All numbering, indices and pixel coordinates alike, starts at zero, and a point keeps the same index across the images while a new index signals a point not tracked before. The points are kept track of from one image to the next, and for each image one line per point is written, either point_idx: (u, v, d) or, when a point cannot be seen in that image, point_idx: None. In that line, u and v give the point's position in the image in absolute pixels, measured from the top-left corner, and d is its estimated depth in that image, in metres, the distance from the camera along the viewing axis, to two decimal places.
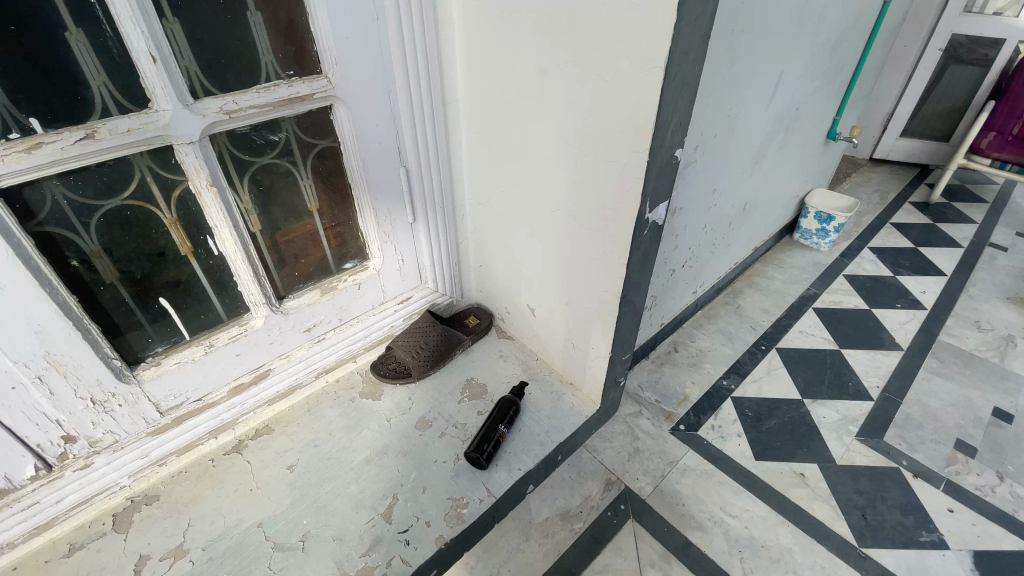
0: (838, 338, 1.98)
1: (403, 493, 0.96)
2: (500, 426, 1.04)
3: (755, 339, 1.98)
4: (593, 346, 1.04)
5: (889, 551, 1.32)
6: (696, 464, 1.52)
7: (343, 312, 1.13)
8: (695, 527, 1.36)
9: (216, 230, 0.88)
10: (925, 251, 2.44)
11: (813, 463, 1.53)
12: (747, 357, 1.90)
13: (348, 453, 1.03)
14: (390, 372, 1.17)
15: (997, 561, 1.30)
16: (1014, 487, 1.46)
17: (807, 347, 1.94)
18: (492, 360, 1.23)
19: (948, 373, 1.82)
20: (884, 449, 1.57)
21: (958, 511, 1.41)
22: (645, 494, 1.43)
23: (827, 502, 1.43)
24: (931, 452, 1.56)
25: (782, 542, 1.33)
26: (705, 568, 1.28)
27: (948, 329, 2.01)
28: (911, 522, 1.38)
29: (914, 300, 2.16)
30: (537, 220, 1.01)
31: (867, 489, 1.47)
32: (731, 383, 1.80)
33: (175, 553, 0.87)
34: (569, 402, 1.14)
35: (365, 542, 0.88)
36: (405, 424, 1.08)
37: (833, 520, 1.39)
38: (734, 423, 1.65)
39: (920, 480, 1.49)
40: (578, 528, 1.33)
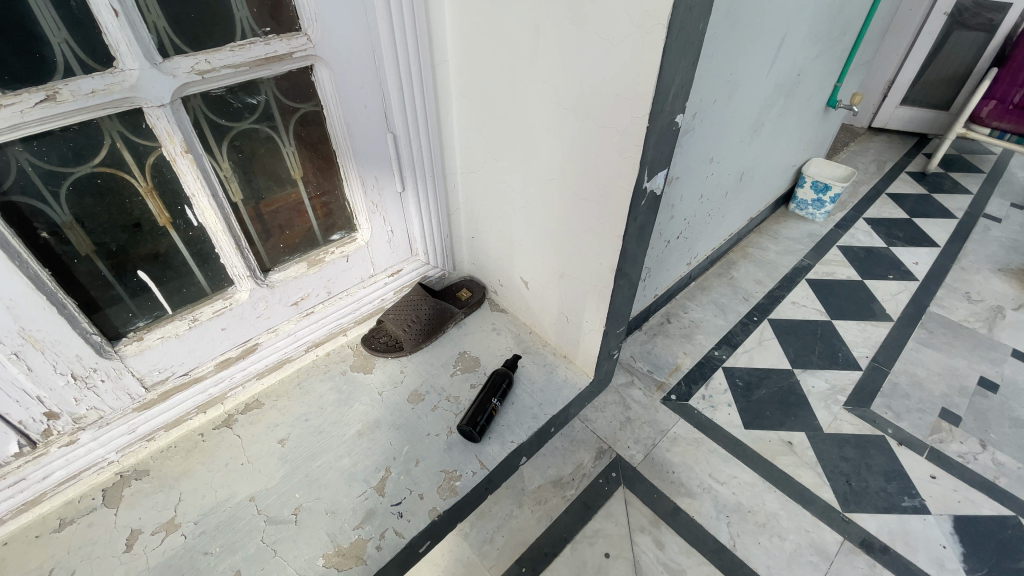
0: (830, 309, 1.99)
1: (396, 466, 0.96)
2: (493, 399, 1.03)
3: (747, 311, 1.98)
4: (587, 320, 1.02)
5: (871, 515, 1.35)
6: (688, 433, 1.54)
7: (332, 285, 1.10)
8: (684, 494, 1.39)
9: (194, 200, 0.84)
10: (920, 221, 2.43)
11: (802, 432, 1.55)
12: (739, 328, 1.90)
13: (339, 427, 1.02)
14: (381, 346, 1.15)
15: (975, 525, 1.34)
16: (995, 454, 1.50)
17: (799, 318, 1.95)
18: (485, 333, 1.21)
19: (937, 344, 1.84)
20: (870, 418, 1.60)
21: (940, 477, 1.44)
22: (636, 462, 1.45)
23: (814, 469, 1.46)
24: (916, 421, 1.59)
25: (769, 507, 1.36)
26: (694, 533, 1.31)
27: (939, 300, 2.02)
28: (894, 488, 1.42)
29: (907, 271, 2.16)
30: (531, 191, 0.97)
31: (853, 456, 1.49)
32: (723, 353, 1.80)
33: (167, 527, 0.86)
34: (563, 374, 1.13)
35: (358, 515, 0.88)
36: (396, 397, 1.07)
37: (819, 486, 1.41)
38: (725, 393, 1.67)
39: (904, 448, 1.51)
40: (570, 495, 1.35)
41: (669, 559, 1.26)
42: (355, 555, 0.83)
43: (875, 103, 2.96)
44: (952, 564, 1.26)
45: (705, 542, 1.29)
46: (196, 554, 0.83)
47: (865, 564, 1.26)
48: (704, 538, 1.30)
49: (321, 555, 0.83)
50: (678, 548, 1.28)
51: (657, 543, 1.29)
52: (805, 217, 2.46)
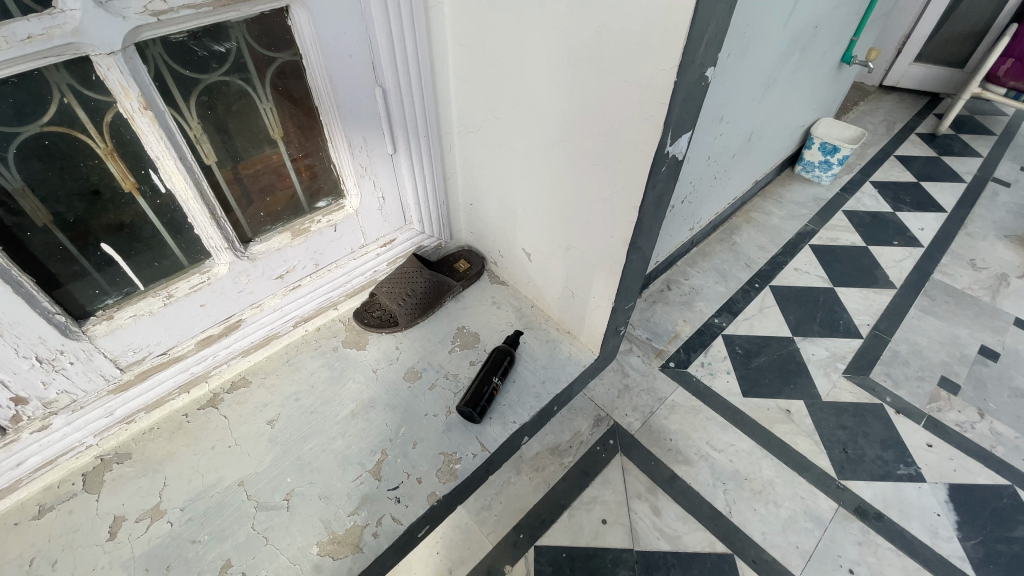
0: (832, 275, 1.94)
1: (392, 449, 0.91)
2: (494, 378, 0.97)
3: (749, 278, 1.92)
4: (595, 296, 0.96)
5: (867, 483, 1.34)
6: (686, 401, 1.51)
7: (319, 257, 1.02)
8: (682, 462, 1.37)
9: (158, 164, 0.75)
10: (928, 185, 2.35)
11: (800, 400, 1.53)
12: (740, 296, 1.85)
13: (332, 408, 0.96)
14: (374, 321, 1.08)
15: (969, 494, 1.33)
16: (993, 424, 1.48)
17: (800, 285, 1.90)
18: (485, 307, 1.15)
19: (939, 312, 1.80)
20: (869, 386, 1.57)
21: (937, 446, 1.43)
22: (634, 430, 1.42)
23: (812, 437, 1.44)
24: (915, 389, 1.57)
25: (765, 475, 1.35)
26: (691, 500, 1.30)
27: (943, 267, 1.97)
28: (891, 456, 1.40)
29: (912, 237, 2.09)
30: (535, 154, 0.88)
31: (851, 424, 1.48)
32: (723, 321, 1.76)
33: (152, 514, 0.82)
34: (566, 351, 1.07)
35: (353, 499, 0.84)
36: (393, 376, 1.01)
37: (816, 454, 1.40)
38: (724, 361, 1.63)
39: (902, 416, 1.50)
40: (568, 462, 1.33)
41: (666, 528, 1.25)
42: (351, 543, 0.80)
43: (889, 60, 2.80)
44: (945, 532, 1.26)
45: (702, 509, 1.28)
46: (184, 543, 0.79)
47: (861, 533, 1.25)
48: (702, 507, 1.29)
49: (315, 543, 0.79)
50: (675, 517, 1.27)
51: (654, 512, 1.27)
52: (811, 179, 2.37)
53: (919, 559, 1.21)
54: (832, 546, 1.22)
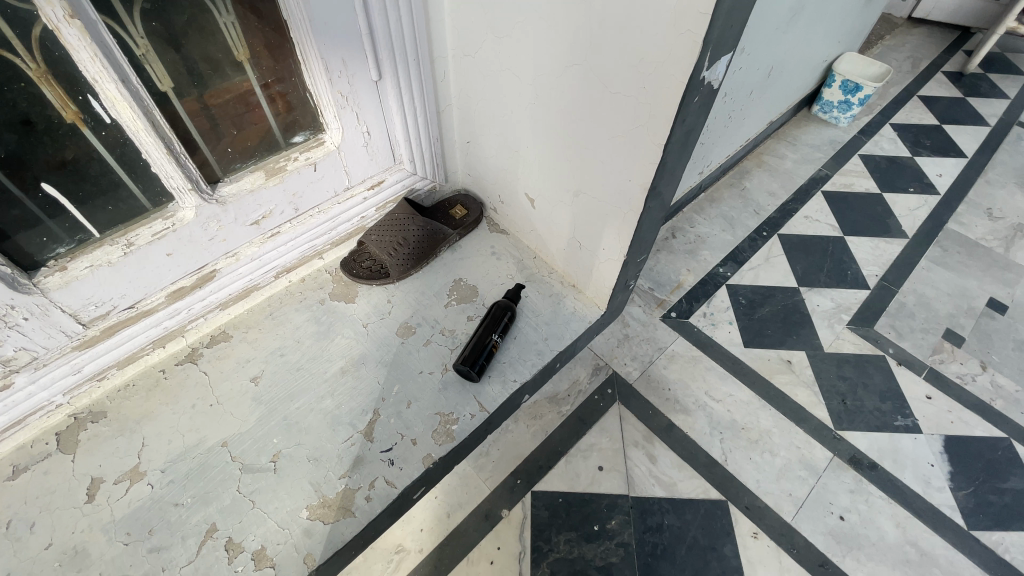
0: (843, 223, 1.84)
1: (385, 409, 0.85)
2: (494, 336, 0.90)
3: (757, 225, 1.82)
4: (604, 247, 0.87)
5: (863, 434, 1.32)
6: (685, 351, 1.46)
7: (299, 200, 0.92)
8: (680, 411, 1.34)
9: (98, 88, 0.63)
10: (951, 127, 2.20)
11: (802, 351, 1.49)
12: (746, 244, 1.76)
13: (319, 366, 0.90)
14: (363, 272, 1.00)
15: (965, 446, 1.31)
16: (995, 377, 1.44)
17: (809, 233, 1.81)
18: (484, 258, 1.06)
19: (950, 263, 1.72)
20: (872, 338, 1.53)
21: (936, 398, 1.40)
22: (633, 379, 1.38)
23: (811, 389, 1.41)
24: (919, 341, 1.52)
25: (762, 425, 1.33)
26: (687, 448, 1.28)
27: (958, 216, 1.87)
28: (889, 408, 1.38)
29: (929, 184, 1.98)
30: (543, 81, 0.76)
31: (851, 376, 1.44)
32: (728, 270, 1.68)
33: (131, 476, 0.77)
34: (570, 306, 0.99)
35: (345, 461, 0.79)
36: (384, 332, 0.94)
37: (815, 406, 1.37)
38: (727, 312, 1.57)
39: (903, 368, 1.46)
40: (566, 410, 1.30)
41: (661, 476, 1.23)
42: (342, 507, 0.75)
43: None
44: (938, 481, 1.25)
45: (698, 457, 1.26)
46: (166, 505, 0.75)
47: (854, 482, 1.24)
48: (698, 456, 1.27)
49: (305, 507, 0.75)
50: (670, 465, 1.25)
51: (650, 461, 1.25)
52: (828, 121, 2.22)
53: (910, 508, 1.20)
54: (825, 494, 1.22)
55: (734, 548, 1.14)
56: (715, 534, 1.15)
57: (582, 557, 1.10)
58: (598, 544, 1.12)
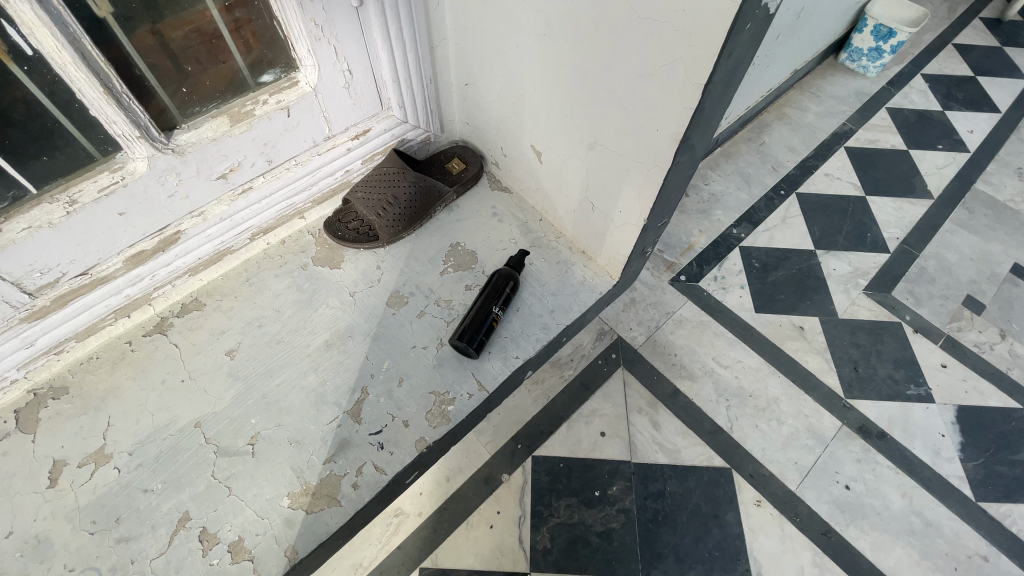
0: (866, 182, 1.70)
1: (373, 387, 0.77)
2: (494, 309, 0.81)
3: (775, 183, 1.68)
4: (621, 209, 0.76)
5: (874, 402, 1.25)
6: (693, 317, 1.36)
7: (272, 151, 0.80)
8: (685, 377, 1.26)
9: (11, 11, 0.50)
10: (986, 79, 2.02)
11: (815, 317, 1.39)
12: (763, 204, 1.63)
13: (302, 339, 0.81)
14: (351, 235, 0.90)
15: (978, 417, 1.24)
16: (1014, 345, 1.35)
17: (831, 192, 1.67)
18: (484, 220, 0.96)
19: (976, 226, 1.59)
20: (889, 304, 1.42)
21: (951, 367, 1.31)
22: (638, 344, 1.30)
23: (823, 355, 1.32)
24: (937, 307, 1.41)
25: (771, 392, 1.25)
26: (692, 416, 1.21)
27: (987, 175, 1.73)
28: (902, 376, 1.29)
29: (959, 140, 1.82)
30: (556, 7, 0.63)
31: (865, 343, 1.35)
32: (742, 231, 1.55)
33: (96, 459, 0.71)
34: (579, 274, 0.90)
35: (329, 444, 0.72)
36: (373, 301, 0.85)
37: (826, 372, 1.29)
38: (738, 275, 1.46)
39: (918, 336, 1.36)
40: (569, 375, 1.24)
41: (664, 443, 1.17)
42: (327, 495, 0.69)
43: None
44: (949, 452, 1.18)
45: (702, 424, 1.20)
46: (134, 492, 0.68)
47: (862, 450, 1.18)
48: (702, 423, 1.20)
49: (286, 495, 0.69)
50: (674, 432, 1.19)
51: (654, 427, 1.19)
52: (855, 71, 2.02)
53: (918, 478, 1.14)
54: (831, 464, 1.16)
55: (737, 516, 1.09)
56: (717, 501, 1.11)
57: (582, 523, 1.07)
58: (599, 509, 1.08)
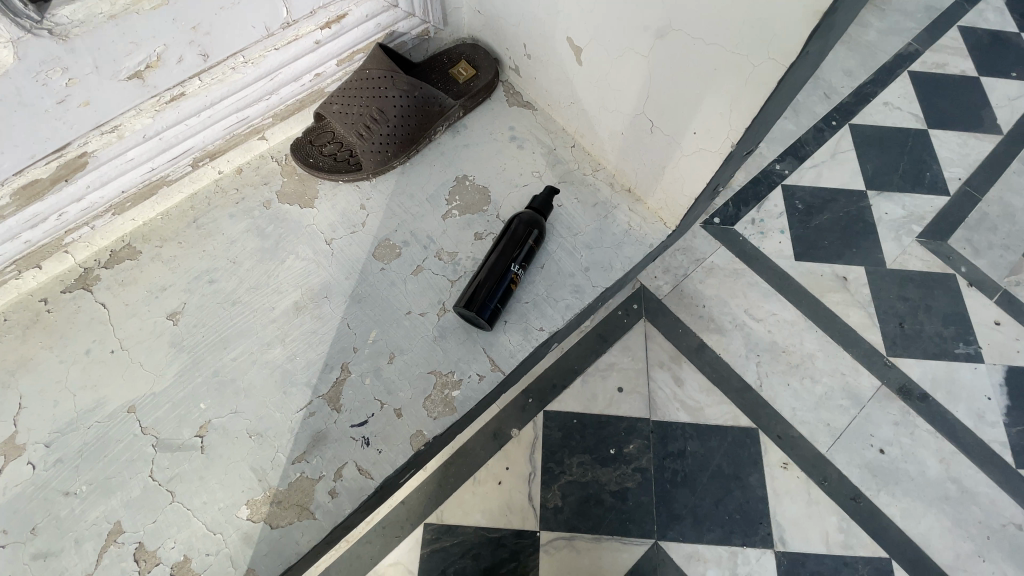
0: (933, 96, 1.24)
1: (357, 364, 0.60)
2: (513, 267, 0.61)
3: (827, 112, 1.20)
4: (698, 129, 0.54)
5: (918, 362, 0.97)
6: (726, 263, 1.04)
7: (207, 42, 0.57)
8: (712, 330, 0.99)
9: None
10: None
11: (862, 267, 1.05)
12: (811, 135, 1.18)
13: (261, 301, 0.63)
14: (327, 163, 0.70)
15: None
16: None
17: (897, 117, 1.22)
18: (500, 147, 0.74)
19: None
20: (943, 254, 1.07)
21: (1005, 325, 1.00)
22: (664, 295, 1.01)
23: (867, 311, 1.01)
24: (996, 259, 1.06)
25: (806, 348, 0.98)
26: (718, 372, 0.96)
27: None
28: (950, 332, 1.00)
29: None
30: None
31: (913, 298, 1.03)
32: (787, 167, 1.14)
33: (5, 450, 0.55)
34: (623, 222, 0.69)
35: (301, 438, 0.56)
36: (356, 251, 0.66)
37: (868, 329, 1.00)
38: (779, 218, 1.09)
39: (973, 290, 1.03)
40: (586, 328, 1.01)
41: (688, 399, 0.94)
42: (297, 505, 0.53)
43: None
44: (992, 416, 0.93)
45: (729, 380, 0.95)
46: (53, 496, 0.54)
47: (900, 412, 0.93)
48: (725, 375, 0.95)
49: (244, 504, 0.53)
50: (697, 388, 0.95)
51: (676, 381, 0.95)
52: None
53: (958, 442, 0.91)
54: (864, 427, 0.92)
55: (760, 477, 0.89)
56: (740, 462, 0.89)
57: (596, 479, 0.88)
58: (613, 467, 0.88)
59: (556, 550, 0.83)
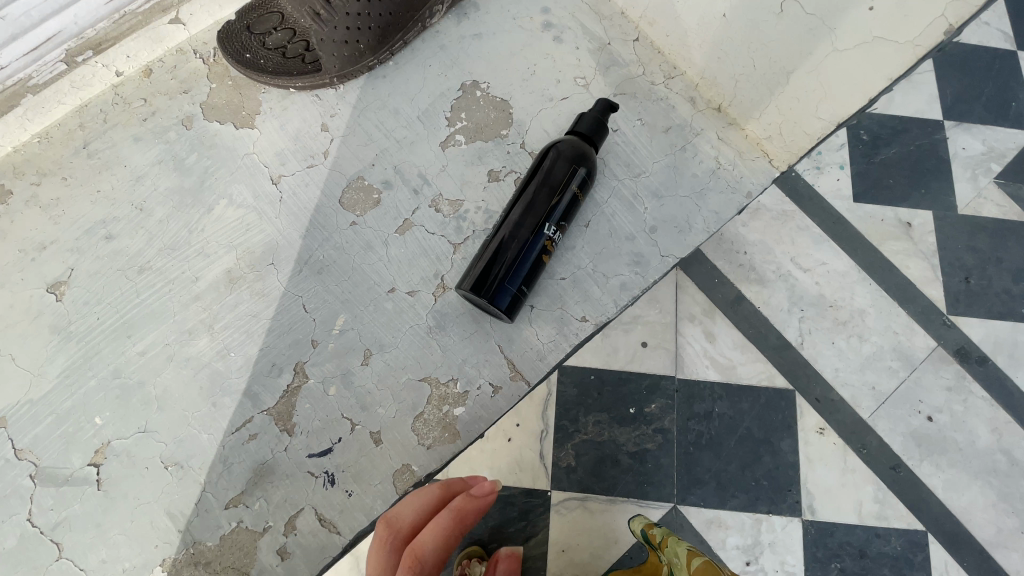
0: None
1: (315, 376, 0.55)
2: (546, 230, 0.50)
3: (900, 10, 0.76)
4: (881, 5, 0.44)
5: (980, 323, 0.66)
6: (774, 205, 0.67)
7: None
8: (751, 280, 0.65)
9: None
10: None
11: (931, 207, 0.70)
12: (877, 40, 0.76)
13: (179, 272, 0.56)
14: (274, 59, 0.57)
15: None
16: None
17: (985, 31, 0.77)
18: (506, 56, 0.63)
19: None
20: None
21: None
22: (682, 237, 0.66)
23: (930, 263, 0.68)
24: None
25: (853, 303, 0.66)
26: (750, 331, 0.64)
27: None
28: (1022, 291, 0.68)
29: None
30: None
31: (982, 249, 0.69)
32: None
33: None
34: (695, 171, 0.64)
35: (236, 480, 0.52)
36: (329, 185, 0.59)
37: (928, 286, 0.67)
38: (839, 149, 0.70)
39: None
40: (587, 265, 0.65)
41: (718, 356, 0.63)
42: (232, 565, 0.51)
43: None
44: None
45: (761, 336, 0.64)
46: None
47: (953, 376, 0.65)
48: (761, 329, 0.64)
49: (160, 561, 0.51)
50: (730, 344, 0.64)
51: (706, 337, 0.63)
52: None
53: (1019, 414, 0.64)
54: (914, 394, 0.64)
55: (791, 442, 0.62)
56: (770, 424, 0.62)
57: (612, 441, 0.60)
58: (632, 427, 0.60)
59: (568, 514, 0.58)
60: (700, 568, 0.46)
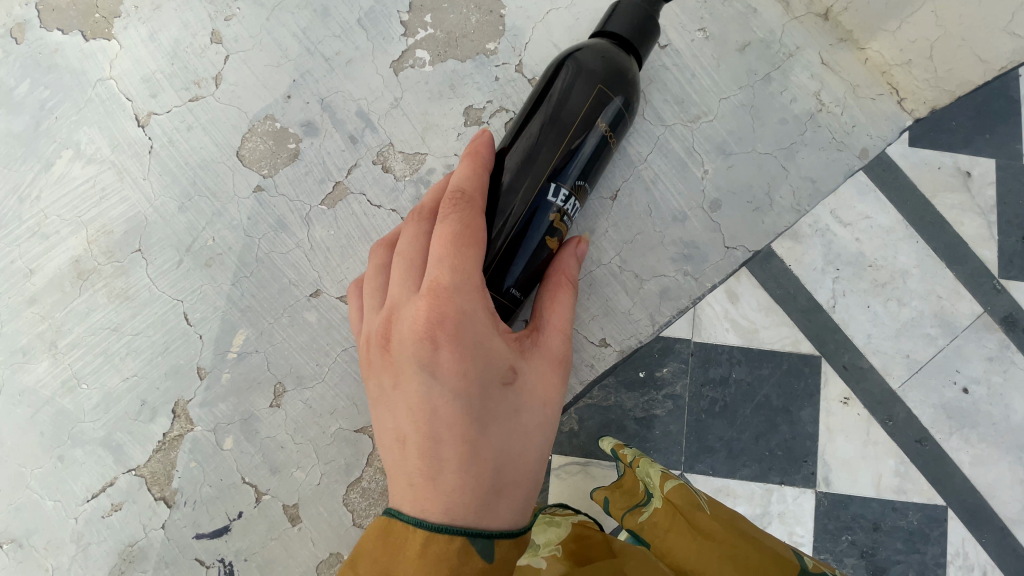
0: None
1: (206, 430, 0.47)
2: (553, 197, 0.36)
3: None
4: None
5: None
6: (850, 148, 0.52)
7: None
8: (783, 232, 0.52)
9: None
10: None
11: (999, 146, 0.52)
12: None
13: (12, 265, 0.49)
14: None
15: None
16: None
17: None
18: None
19: None
20: None
21: None
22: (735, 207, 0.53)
23: (986, 218, 0.52)
24: None
25: (893, 262, 0.52)
26: (773, 295, 0.52)
27: None
28: None
29: None
30: None
31: None
32: None
33: None
34: (778, 117, 0.51)
35: (99, 565, 0.47)
36: (229, 131, 0.49)
37: (982, 244, 0.52)
38: None
39: None
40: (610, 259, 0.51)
41: (740, 318, 0.52)
42: None
43: None
44: None
45: (787, 296, 0.52)
46: None
47: (997, 345, 0.51)
48: (789, 288, 0.52)
49: None
50: (753, 306, 0.52)
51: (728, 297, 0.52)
52: None
53: None
54: (948, 364, 0.51)
55: (812, 412, 0.51)
56: (782, 400, 0.51)
57: (617, 406, 0.51)
58: (640, 393, 0.51)
59: (568, 479, 0.51)
60: (672, 489, 0.44)
